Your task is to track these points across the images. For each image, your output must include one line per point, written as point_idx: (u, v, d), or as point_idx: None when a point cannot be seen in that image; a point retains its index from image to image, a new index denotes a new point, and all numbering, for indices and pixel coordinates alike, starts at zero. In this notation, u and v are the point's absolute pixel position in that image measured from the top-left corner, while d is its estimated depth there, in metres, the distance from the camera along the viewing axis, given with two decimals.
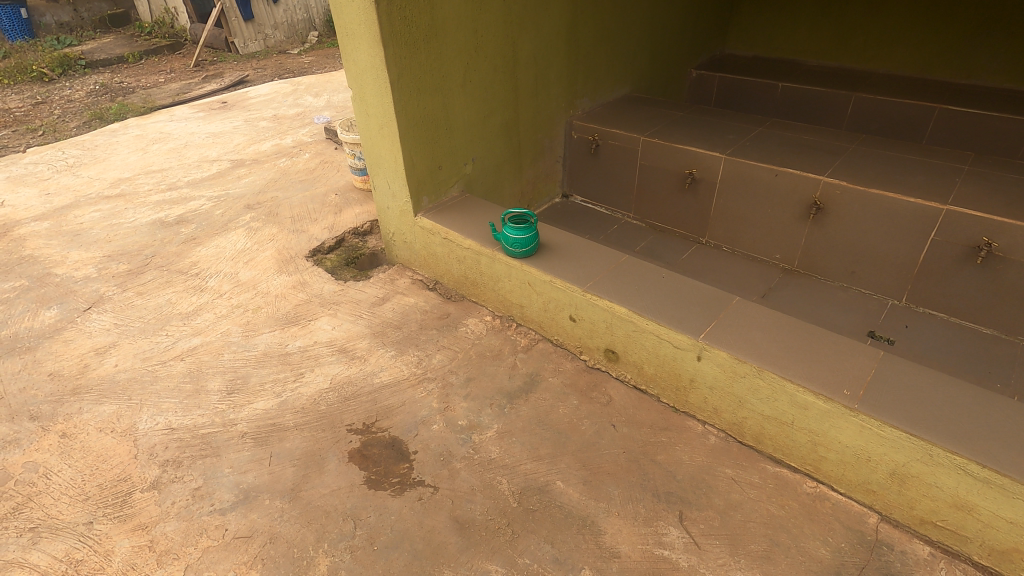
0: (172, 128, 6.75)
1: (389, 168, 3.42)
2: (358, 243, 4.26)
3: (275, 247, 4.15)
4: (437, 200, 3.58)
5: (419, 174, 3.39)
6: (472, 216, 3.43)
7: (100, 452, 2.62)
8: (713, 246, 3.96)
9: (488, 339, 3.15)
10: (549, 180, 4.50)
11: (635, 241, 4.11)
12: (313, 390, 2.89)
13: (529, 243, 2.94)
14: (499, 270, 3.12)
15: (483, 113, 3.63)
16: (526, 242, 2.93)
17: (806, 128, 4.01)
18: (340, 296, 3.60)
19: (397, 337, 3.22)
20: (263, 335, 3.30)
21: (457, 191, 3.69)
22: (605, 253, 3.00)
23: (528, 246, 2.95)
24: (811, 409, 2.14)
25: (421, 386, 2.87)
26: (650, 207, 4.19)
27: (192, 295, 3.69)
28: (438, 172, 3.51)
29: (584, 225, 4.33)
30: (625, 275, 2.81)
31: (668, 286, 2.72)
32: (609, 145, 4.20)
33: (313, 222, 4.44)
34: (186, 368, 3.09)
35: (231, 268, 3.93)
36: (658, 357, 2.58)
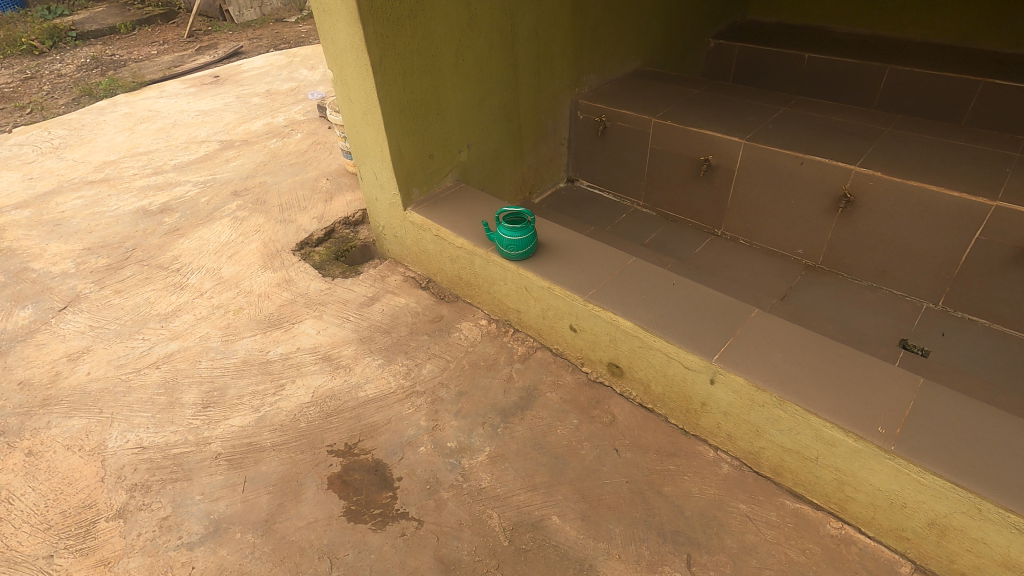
0: (161, 105, 6.46)
1: (375, 158, 3.13)
2: (350, 233, 4.00)
3: (261, 239, 3.91)
4: (429, 192, 3.29)
5: (408, 165, 3.11)
6: (466, 209, 3.15)
7: (67, 474, 2.46)
8: (728, 238, 3.65)
9: (483, 347, 2.92)
10: (553, 164, 4.19)
11: (645, 232, 3.81)
12: (294, 404, 2.69)
13: (523, 246, 2.67)
14: (494, 272, 2.86)
15: (478, 95, 3.31)
16: (520, 245, 2.66)
17: (835, 108, 3.63)
18: (327, 295, 3.37)
19: (385, 344, 3.00)
20: (243, 340, 3.09)
21: (450, 180, 3.40)
22: (609, 254, 2.72)
23: (523, 249, 2.68)
24: (838, 446, 1.89)
25: (409, 401, 2.66)
26: (661, 195, 3.87)
27: (172, 293, 3.48)
28: (429, 161, 3.22)
29: (590, 213, 4.03)
30: (631, 281, 2.54)
31: (679, 295, 2.44)
32: (617, 127, 3.86)
33: (302, 211, 4.19)
34: (162, 378, 2.90)
35: (214, 263, 3.71)
36: (666, 376, 2.33)
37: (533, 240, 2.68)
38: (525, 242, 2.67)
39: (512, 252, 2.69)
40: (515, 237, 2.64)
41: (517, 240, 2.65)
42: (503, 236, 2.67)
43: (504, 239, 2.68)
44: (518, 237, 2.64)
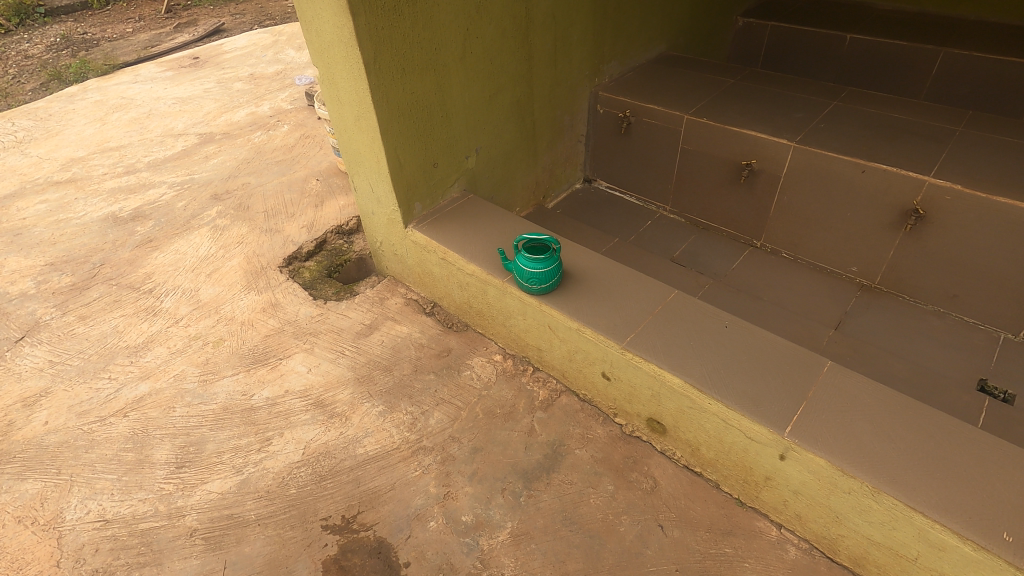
0: (136, 92, 5.94)
1: (371, 168, 2.70)
2: (343, 244, 3.59)
3: (244, 253, 3.49)
4: (433, 205, 2.87)
5: (408, 178, 2.69)
6: (477, 227, 2.74)
7: (17, 555, 2.10)
8: (769, 251, 3.25)
9: (499, 390, 2.55)
10: (569, 164, 3.76)
11: (674, 242, 3.41)
12: (282, 464, 2.32)
13: (546, 280, 2.27)
14: (511, 305, 2.47)
15: (488, 92, 2.86)
16: (543, 278, 2.26)
17: (892, 102, 3.20)
18: (318, 323, 2.98)
19: (386, 385, 2.62)
20: (224, 379, 2.71)
21: (457, 190, 2.98)
22: (647, 287, 2.33)
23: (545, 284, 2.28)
24: (948, 552, 1.54)
25: (416, 460, 2.30)
26: (692, 199, 3.46)
27: (143, 320, 3.08)
28: (433, 171, 2.79)
29: (611, 219, 3.61)
30: (675, 323, 2.16)
31: (734, 342, 2.06)
32: (643, 123, 3.42)
33: (289, 219, 3.76)
34: (131, 429, 2.52)
35: (191, 283, 3.30)
36: (721, 443, 1.97)
37: (557, 273, 2.29)
38: (549, 276, 2.27)
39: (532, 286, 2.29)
40: (538, 269, 2.24)
41: (540, 272, 2.25)
42: (522, 267, 2.27)
43: (522, 269, 2.28)
44: (542, 270, 2.24)
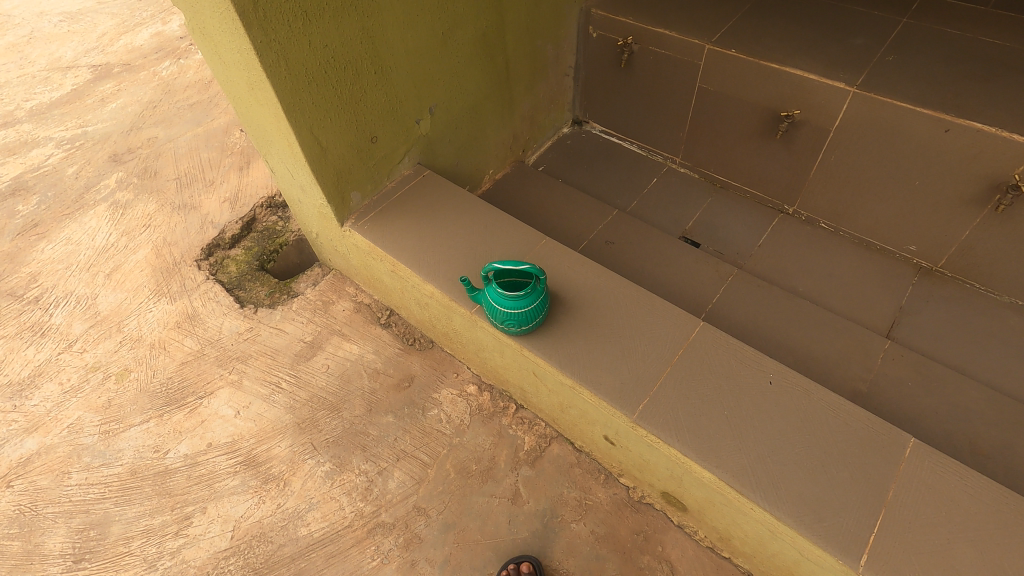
0: (12, 5, 4.77)
1: (283, 152, 1.96)
2: (277, 222, 2.88)
3: (152, 242, 2.79)
4: (378, 191, 2.17)
5: (337, 163, 1.97)
6: (436, 225, 2.08)
7: None
8: (804, 220, 2.63)
9: (473, 437, 2.05)
10: (554, 105, 2.97)
11: (686, 208, 2.75)
12: (206, 554, 1.86)
13: (526, 322, 1.67)
14: (485, 339, 1.89)
15: (441, 30, 2.05)
16: (522, 320, 1.66)
17: (980, 17, 2.41)
18: (247, 343, 2.39)
19: (333, 433, 2.10)
20: (131, 430, 2.17)
21: (408, 166, 2.26)
22: (663, 320, 1.75)
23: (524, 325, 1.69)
24: None
25: (372, 543, 1.84)
26: (709, 152, 2.75)
27: (29, 344, 2.46)
28: (373, 148, 2.06)
29: (607, 177, 2.91)
30: (703, 379, 1.61)
31: (784, 411, 1.53)
32: (650, 54, 2.62)
33: (208, 190, 3.02)
34: (16, 506, 2.01)
35: (87, 287, 2.64)
36: (762, 545, 1.52)
37: (542, 311, 1.68)
38: (530, 317, 1.67)
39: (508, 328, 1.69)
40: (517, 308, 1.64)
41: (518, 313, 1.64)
42: (495, 304, 1.66)
43: (494, 307, 1.67)
44: (522, 310, 1.64)
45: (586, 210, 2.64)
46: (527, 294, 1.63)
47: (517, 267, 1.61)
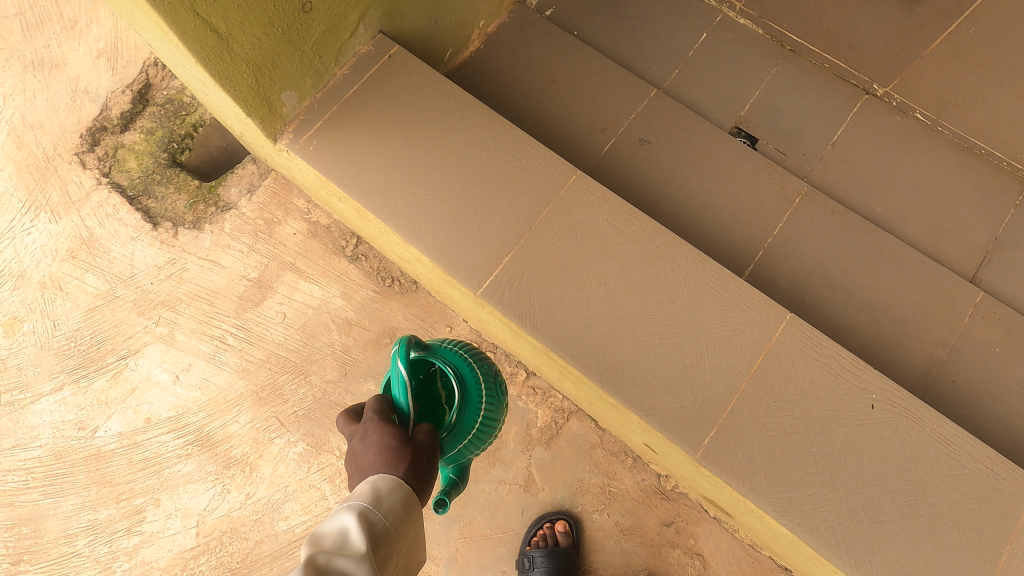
0: None
1: (151, 29, 1.18)
2: (183, 90, 2.05)
3: (7, 123, 2.01)
4: (320, 83, 1.45)
5: (252, 55, 1.24)
6: (415, 148, 1.43)
7: None
8: (895, 106, 1.99)
9: None
10: None
11: (743, 84, 2.05)
12: (169, 552, 1.62)
13: (500, 387, 1.02)
14: (492, 318, 1.43)
15: None
16: (502, 390, 1.01)
17: None
18: (171, 282, 1.85)
19: (303, 404, 1.73)
20: (43, 400, 1.75)
21: (363, 36, 1.48)
22: (736, 313, 1.30)
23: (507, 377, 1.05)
24: None
25: None
26: None
27: None
28: (306, 21, 1.29)
29: (640, 31, 2.11)
30: (784, 401, 1.24)
31: (885, 447, 1.21)
32: None
33: (70, 36, 2.10)
34: None
35: None
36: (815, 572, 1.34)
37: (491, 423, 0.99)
38: (495, 377, 1.01)
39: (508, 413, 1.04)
40: (483, 394, 0.96)
41: (489, 394, 0.97)
42: (481, 437, 0.96)
43: (483, 440, 0.97)
44: (484, 386, 0.97)
45: (614, 91, 1.93)
46: (455, 380, 0.93)
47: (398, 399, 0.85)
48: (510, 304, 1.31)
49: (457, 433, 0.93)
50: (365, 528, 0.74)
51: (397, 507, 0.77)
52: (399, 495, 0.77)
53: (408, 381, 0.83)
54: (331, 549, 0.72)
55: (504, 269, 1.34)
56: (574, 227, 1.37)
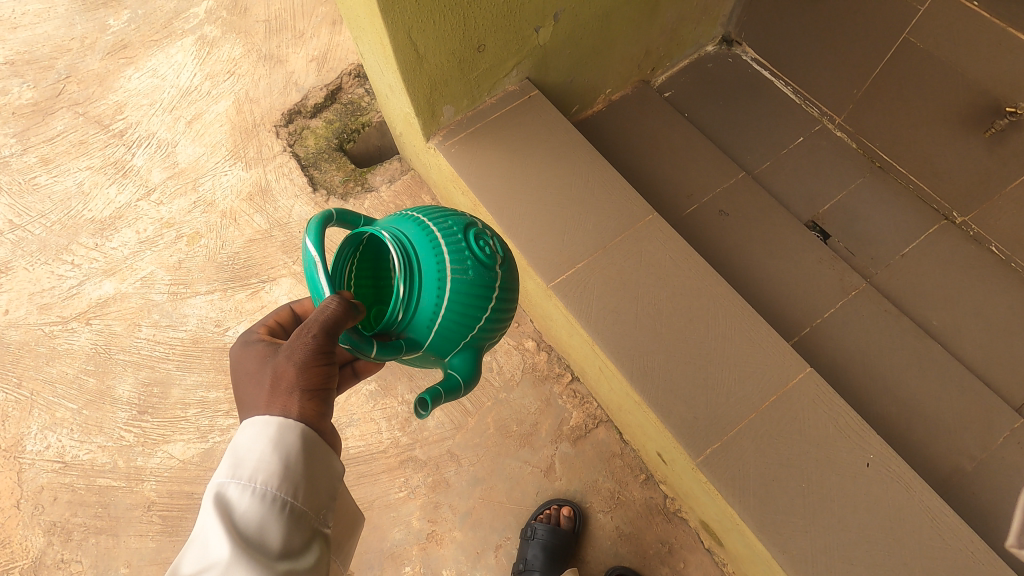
0: None
1: (372, 44, 1.66)
2: (363, 97, 2.61)
3: (234, 94, 2.64)
4: (471, 106, 1.88)
5: (433, 74, 1.68)
6: (529, 167, 1.81)
7: None
8: (971, 236, 2.12)
9: (521, 399, 1.96)
10: (707, 17, 2.38)
11: (827, 186, 2.28)
12: None
13: (476, 245, 0.96)
14: (555, 312, 1.72)
15: None
16: (476, 248, 0.95)
17: None
18: None
19: None
20: (197, 298, 2.24)
21: (513, 80, 1.91)
22: (762, 356, 1.51)
23: (486, 234, 0.98)
24: None
25: (402, 475, 1.88)
26: (884, 121, 2.19)
27: (111, 182, 2.50)
28: (477, 59, 1.73)
29: (743, 124, 2.41)
30: (787, 437, 1.41)
31: (871, 502, 1.34)
32: None
33: (296, 43, 2.74)
34: (93, 345, 2.20)
35: (169, 133, 2.59)
36: None
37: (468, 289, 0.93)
38: (462, 236, 0.96)
39: (500, 272, 0.97)
40: (443, 256, 0.92)
41: (454, 254, 0.93)
42: (458, 302, 0.93)
43: (459, 301, 0.92)
44: (445, 246, 0.93)
45: (707, 167, 2.23)
46: (396, 246, 0.91)
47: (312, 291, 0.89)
48: (573, 299, 1.60)
49: (423, 305, 0.92)
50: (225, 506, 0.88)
51: (271, 464, 0.92)
52: (262, 456, 0.92)
53: (318, 260, 0.86)
54: (200, 544, 0.86)
55: (575, 272, 1.64)
56: (641, 255, 1.65)
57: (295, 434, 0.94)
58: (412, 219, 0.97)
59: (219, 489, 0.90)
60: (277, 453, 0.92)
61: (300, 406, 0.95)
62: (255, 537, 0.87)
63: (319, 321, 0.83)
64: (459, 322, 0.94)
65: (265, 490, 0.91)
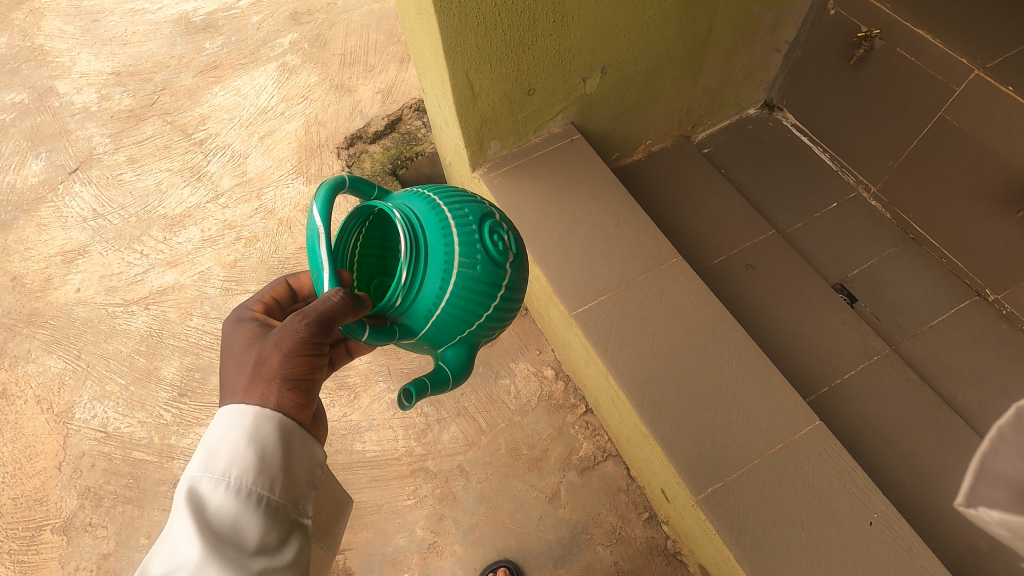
0: None
1: (433, 80, 1.84)
2: (420, 128, 2.81)
3: (305, 116, 2.90)
4: (517, 143, 2.03)
5: (485, 111, 1.83)
6: (565, 203, 1.92)
7: (30, 441, 2.18)
8: (1004, 314, 2.11)
9: (534, 424, 2.02)
10: (750, 82, 2.50)
11: (858, 251, 2.31)
12: None
13: (483, 238, 1.02)
14: (575, 341, 1.80)
15: None
16: (489, 243, 1.02)
17: None
18: None
19: (410, 365, 2.15)
20: (246, 295, 2.42)
21: (558, 123, 2.05)
22: (772, 403, 1.54)
23: (501, 228, 1.05)
24: None
25: (412, 484, 1.95)
26: (919, 194, 2.23)
27: (186, 184, 2.76)
28: (526, 101, 1.88)
29: (777, 185, 2.49)
30: (791, 486, 1.43)
31: (870, 560, 1.34)
32: (893, 53, 2.06)
33: (366, 76, 3.00)
34: (148, 327, 2.39)
35: (243, 146, 2.85)
36: None
37: (466, 282, 1.00)
38: (471, 228, 1.02)
39: (510, 270, 1.04)
40: (453, 246, 1.00)
41: (465, 246, 1.00)
42: (460, 294, 1.00)
43: (463, 291, 1.00)
44: (457, 235, 1.00)
45: (738, 221, 2.31)
46: (404, 228, 0.97)
47: (313, 269, 0.95)
48: (593, 329, 1.67)
49: (425, 292, 0.99)
50: (193, 502, 0.93)
51: (243, 462, 0.98)
52: (237, 448, 0.98)
53: (321, 231, 0.91)
54: (170, 538, 0.91)
55: (597, 304, 1.72)
56: (663, 294, 1.73)
57: (272, 424, 1.02)
58: (429, 201, 1.04)
59: (190, 483, 0.95)
60: (252, 445, 1.00)
61: (279, 397, 1.02)
62: (225, 534, 0.93)
63: (318, 310, 0.91)
64: (459, 313, 1.02)
65: (238, 483, 0.97)
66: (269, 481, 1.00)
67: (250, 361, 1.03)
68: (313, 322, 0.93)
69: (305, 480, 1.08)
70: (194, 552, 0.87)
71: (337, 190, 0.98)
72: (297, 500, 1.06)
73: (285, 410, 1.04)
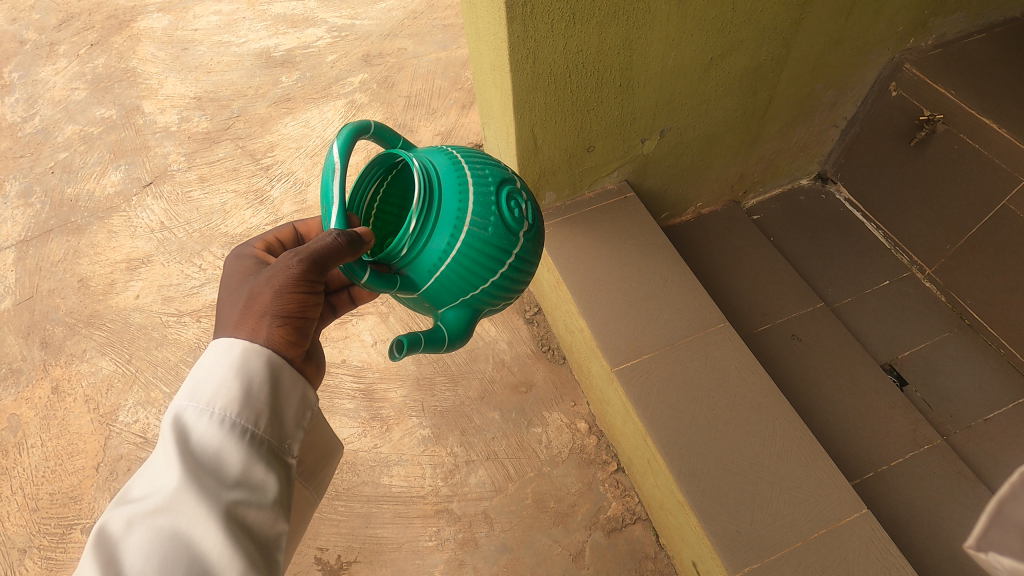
0: None
1: (497, 131, 1.91)
2: None
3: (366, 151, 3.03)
4: (570, 196, 2.07)
5: (544, 163, 1.89)
6: (612, 257, 1.95)
7: (73, 439, 2.26)
8: None
9: (563, 476, 1.99)
10: (806, 154, 2.52)
11: (910, 333, 2.25)
12: None
13: (497, 201, 1.09)
14: (612, 395, 1.78)
15: (710, 56, 1.80)
16: (504, 211, 1.09)
17: None
18: None
19: (443, 403, 2.15)
20: None
21: (612, 181, 2.09)
22: (815, 482, 1.49)
23: (519, 197, 1.12)
24: None
25: (435, 525, 1.93)
26: (977, 281, 2.18)
27: (249, 206, 2.90)
28: (584, 156, 1.93)
29: (827, 256, 2.47)
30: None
31: None
32: (955, 139, 2.06)
33: (428, 118, 3.14)
34: (197, 339, 2.48)
35: (306, 174, 3.00)
36: None
37: (473, 241, 1.07)
38: (487, 189, 1.09)
39: (522, 240, 1.11)
40: (466, 206, 1.06)
41: (480, 208, 1.07)
42: (468, 254, 1.07)
43: (470, 248, 1.07)
44: (474, 195, 1.07)
45: (784, 290, 2.28)
46: (419, 180, 1.04)
47: (324, 208, 1.02)
48: (634, 386, 1.67)
49: (432, 247, 1.06)
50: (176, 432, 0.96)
51: (225, 396, 0.99)
52: (223, 380, 1.01)
53: (338, 167, 0.98)
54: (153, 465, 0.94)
55: (640, 362, 1.71)
56: (705, 358, 1.72)
57: (261, 358, 1.06)
58: (452, 159, 1.11)
59: (176, 413, 0.98)
60: (238, 378, 1.02)
61: (269, 333, 1.07)
62: (208, 460, 0.95)
63: (316, 247, 0.97)
64: (464, 273, 1.08)
65: (221, 414, 0.98)
66: (254, 415, 1.01)
67: (245, 298, 1.08)
68: (311, 258, 1.00)
69: (294, 420, 1.09)
70: (174, 475, 0.90)
71: (359, 133, 1.05)
72: (284, 437, 1.06)
73: (276, 346, 1.08)
